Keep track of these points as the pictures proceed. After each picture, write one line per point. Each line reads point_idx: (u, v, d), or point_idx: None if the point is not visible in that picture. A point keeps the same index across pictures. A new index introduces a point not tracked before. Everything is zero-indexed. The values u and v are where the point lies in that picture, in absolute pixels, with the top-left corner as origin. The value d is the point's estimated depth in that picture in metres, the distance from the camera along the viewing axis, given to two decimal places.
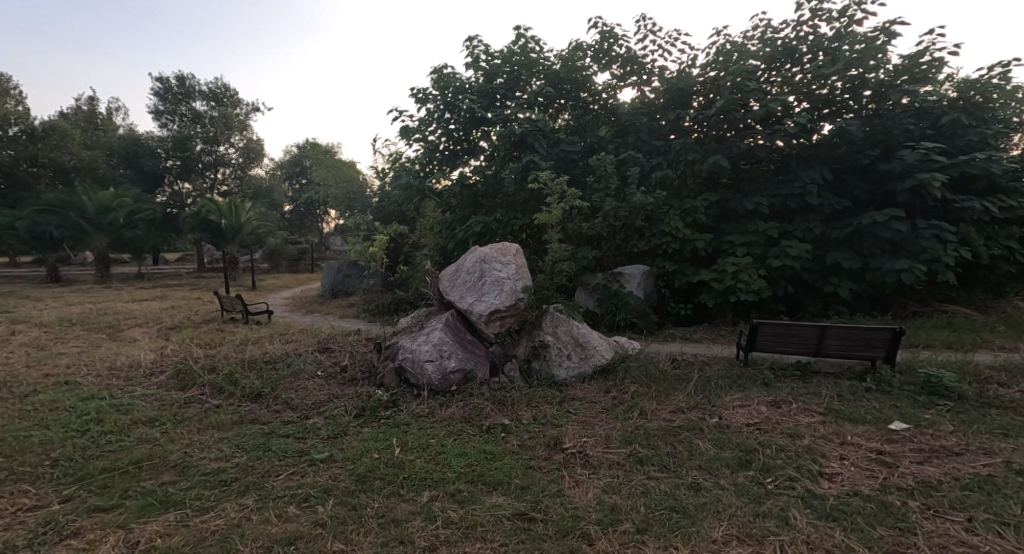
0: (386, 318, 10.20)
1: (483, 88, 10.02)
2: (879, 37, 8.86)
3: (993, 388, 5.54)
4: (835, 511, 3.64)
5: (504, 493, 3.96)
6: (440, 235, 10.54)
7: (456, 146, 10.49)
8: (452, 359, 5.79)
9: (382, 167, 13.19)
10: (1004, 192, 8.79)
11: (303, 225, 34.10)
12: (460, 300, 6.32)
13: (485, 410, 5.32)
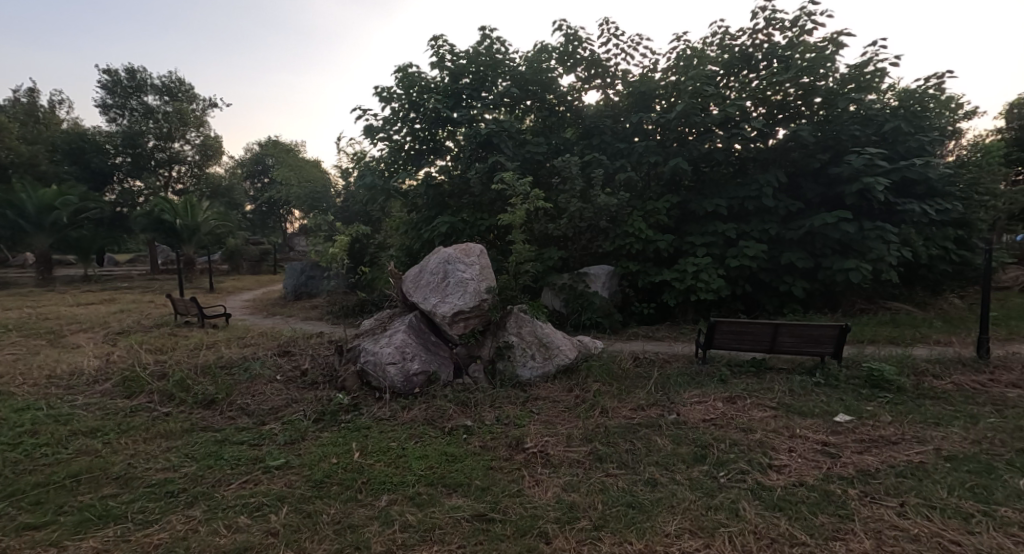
0: (348, 321, 10.08)
1: (450, 87, 9.92)
2: (829, 46, 9.22)
3: (930, 380, 5.84)
4: (782, 501, 3.78)
5: (464, 494, 3.96)
6: (405, 235, 10.46)
7: (422, 146, 10.38)
8: (415, 361, 5.76)
9: (347, 167, 13.00)
10: (942, 196, 9.26)
11: (266, 225, 33.47)
12: (423, 301, 6.30)
13: (448, 412, 5.31)
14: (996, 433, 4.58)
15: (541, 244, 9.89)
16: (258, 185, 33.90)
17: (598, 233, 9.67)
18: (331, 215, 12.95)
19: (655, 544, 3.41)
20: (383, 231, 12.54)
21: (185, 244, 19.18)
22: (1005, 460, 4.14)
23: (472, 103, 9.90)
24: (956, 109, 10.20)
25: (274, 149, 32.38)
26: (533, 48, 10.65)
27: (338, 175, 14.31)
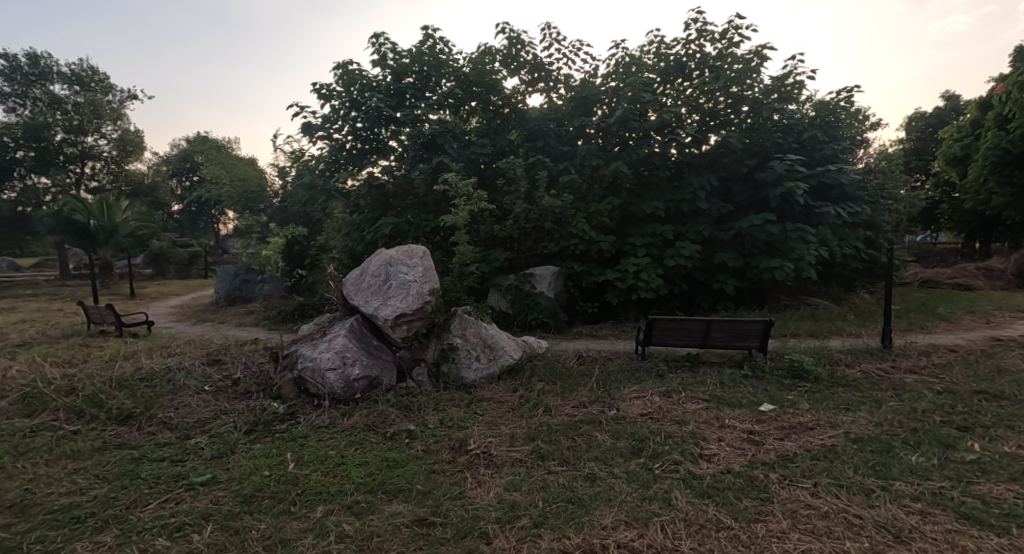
0: (285, 326, 9.83)
1: (392, 86, 9.77)
2: (755, 58, 9.76)
3: (842, 368, 6.30)
4: (711, 489, 3.98)
5: (404, 500, 3.96)
6: (347, 236, 10.27)
7: (364, 145, 10.20)
8: (355, 366, 5.69)
9: (282, 167, 12.63)
10: (855, 199, 9.98)
11: (195, 226, 32.16)
12: (364, 304, 6.24)
13: (390, 417, 5.29)
14: (898, 416, 4.98)
15: (485, 246, 9.94)
16: (186, 184, 32.53)
17: (543, 235, 9.81)
18: (266, 216, 12.55)
19: (591, 536, 3.50)
20: (322, 234, 12.29)
21: (102, 247, 18.12)
22: (904, 438, 4.53)
23: (415, 103, 9.80)
24: (864, 121, 11.07)
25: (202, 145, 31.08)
26: (477, 51, 10.73)
27: (273, 172, 13.86)
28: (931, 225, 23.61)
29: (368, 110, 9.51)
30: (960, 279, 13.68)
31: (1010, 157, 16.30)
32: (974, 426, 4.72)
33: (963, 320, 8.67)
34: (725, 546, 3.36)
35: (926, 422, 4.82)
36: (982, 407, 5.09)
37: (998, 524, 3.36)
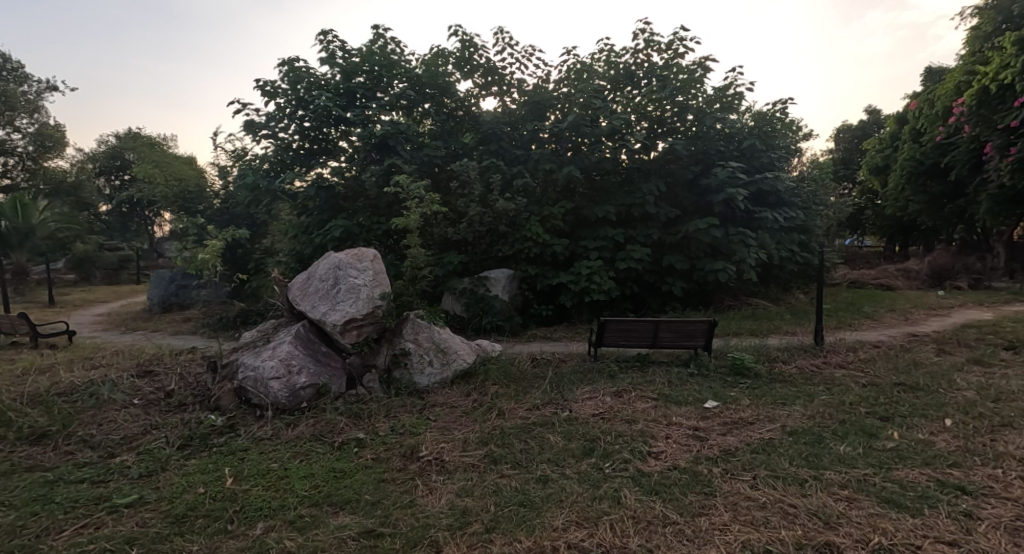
0: (225, 334, 9.50)
1: (342, 86, 9.58)
2: (699, 69, 10.14)
3: (779, 364, 6.63)
4: (658, 485, 4.11)
5: (351, 512, 3.88)
6: (294, 240, 10.03)
7: (312, 145, 9.98)
8: (301, 374, 5.57)
9: (222, 167, 12.18)
10: (792, 204, 10.52)
11: (126, 227, 30.69)
12: (311, 310, 6.11)
13: (338, 426, 5.20)
14: (829, 408, 5.26)
15: (437, 249, 9.89)
16: (116, 184, 31.00)
17: (496, 238, 9.86)
18: (205, 218, 12.08)
19: (543, 538, 3.54)
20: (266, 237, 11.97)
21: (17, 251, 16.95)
22: (833, 429, 4.80)
23: (366, 104, 9.64)
24: (797, 131, 11.68)
25: (131, 141, 29.60)
26: (429, 53, 10.69)
27: (214, 169, 13.21)
28: (855, 229, 25.11)
29: (317, 109, 9.29)
30: (881, 279, 14.61)
31: (924, 168, 17.60)
32: (894, 415, 5.05)
33: (886, 318, 9.26)
34: (671, 541, 3.46)
35: (852, 414, 5.12)
36: (901, 397, 5.46)
37: (915, 507, 3.61)
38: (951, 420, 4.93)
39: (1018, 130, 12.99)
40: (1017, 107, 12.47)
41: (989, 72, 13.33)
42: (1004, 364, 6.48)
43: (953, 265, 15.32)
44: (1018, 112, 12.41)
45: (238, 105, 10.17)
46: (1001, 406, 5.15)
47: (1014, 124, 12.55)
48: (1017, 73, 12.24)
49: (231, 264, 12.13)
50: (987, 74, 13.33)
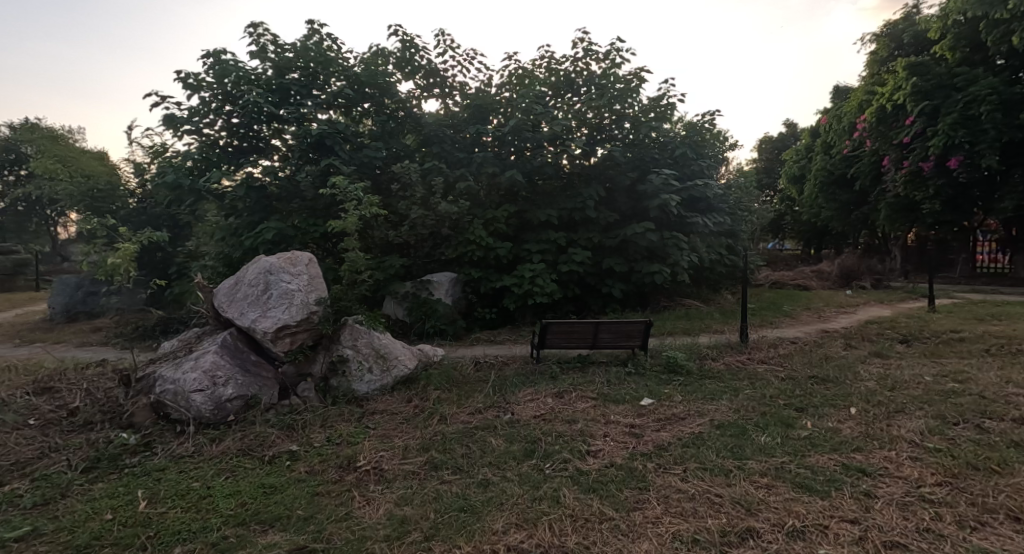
0: (142, 345, 8.96)
1: (274, 82, 9.17)
2: (634, 80, 10.53)
3: (709, 361, 6.95)
4: (596, 483, 4.23)
5: (281, 528, 3.73)
6: (222, 243, 9.60)
7: (240, 142, 9.60)
8: (228, 386, 5.31)
9: (139, 164, 11.50)
10: (721, 210, 11.06)
11: (25, 229, 28.41)
12: (240, 317, 5.80)
13: (270, 438, 5.01)
14: (752, 402, 5.56)
15: (378, 252, 9.74)
16: (14, 180, 28.64)
17: (439, 241, 9.84)
18: (118, 220, 11.37)
19: (482, 542, 3.57)
20: (188, 241, 11.42)
21: None
22: (755, 421, 5.08)
23: (300, 101, 9.35)
24: (724, 141, 12.32)
25: (27, 132, 27.26)
26: (369, 52, 10.56)
27: (130, 166, 12.45)
28: (775, 233, 26.56)
29: (246, 104, 8.91)
30: (799, 280, 15.53)
31: (836, 177, 18.96)
32: (807, 406, 5.39)
33: (803, 315, 9.87)
34: (606, 537, 3.57)
35: (772, 406, 5.44)
36: (813, 389, 5.84)
37: (824, 490, 3.88)
38: (857, 408, 5.32)
39: (908, 145, 15.04)
40: (909, 125, 14.52)
41: (886, 93, 15.27)
42: (900, 356, 7.07)
43: (861, 266, 16.47)
44: (910, 129, 14.48)
45: (157, 97, 9.67)
46: (896, 394, 5.62)
47: (907, 139, 14.59)
48: (909, 95, 14.21)
49: (147, 270, 11.47)
50: (885, 94, 15.22)
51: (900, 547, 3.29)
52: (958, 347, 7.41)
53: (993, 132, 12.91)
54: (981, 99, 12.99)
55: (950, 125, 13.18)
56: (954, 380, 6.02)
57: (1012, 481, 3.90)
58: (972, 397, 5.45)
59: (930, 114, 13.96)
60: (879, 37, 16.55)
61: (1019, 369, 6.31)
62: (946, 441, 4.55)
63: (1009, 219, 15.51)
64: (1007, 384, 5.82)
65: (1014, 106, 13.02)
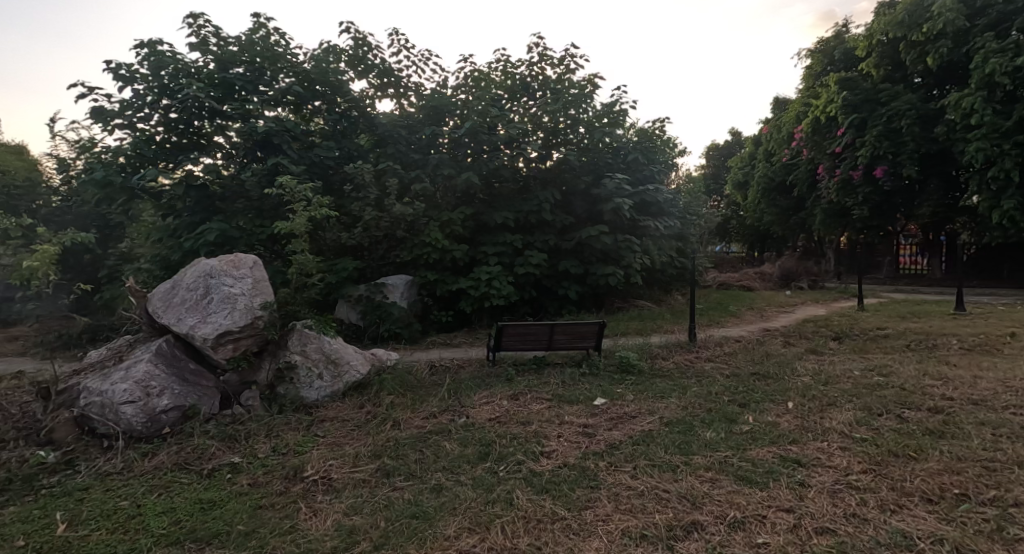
0: (67, 354, 8.42)
1: (216, 76, 8.79)
2: (587, 86, 10.69)
3: (659, 360, 7.09)
4: (549, 483, 4.23)
5: (221, 545, 3.58)
6: (158, 244, 9.15)
7: (181, 138, 9.04)
8: (162, 397, 5.07)
9: (65, 160, 10.81)
10: (671, 213, 11.34)
11: None
12: (177, 323, 5.54)
13: (209, 451, 4.81)
14: (699, 399, 5.70)
15: (330, 255, 9.49)
16: None
17: (394, 243, 9.68)
18: (40, 220, 10.69)
19: (434, 549, 3.52)
20: (120, 242, 10.84)
21: None
22: (701, 418, 5.20)
23: (245, 97, 8.97)
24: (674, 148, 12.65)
25: None
26: (320, 49, 10.32)
27: (53, 163, 11.79)
28: (722, 236, 27.33)
29: (184, 98, 8.41)
30: (745, 282, 16.02)
31: (777, 183, 19.73)
32: (749, 401, 5.56)
33: (746, 315, 10.18)
34: (557, 536, 3.58)
35: (717, 402, 5.58)
36: (754, 385, 6.03)
37: (763, 482, 4.01)
38: (794, 402, 5.52)
39: (840, 156, 15.74)
40: (839, 136, 15.22)
41: (820, 106, 15.96)
42: (832, 352, 7.39)
43: (799, 268, 17.17)
44: (840, 141, 15.16)
45: (83, 88, 9.06)
46: (828, 388, 5.87)
47: (838, 150, 15.29)
48: (840, 108, 14.89)
49: (72, 274, 10.78)
50: (818, 108, 15.95)
51: (830, 533, 3.42)
52: (883, 343, 7.81)
53: (912, 144, 13.78)
54: (901, 113, 13.92)
55: (876, 137, 13.94)
56: (878, 374, 6.33)
57: (927, 465, 4.12)
58: (894, 390, 5.74)
59: (858, 127, 14.67)
60: (811, 54, 18.07)
61: (935, 363, 6.70)
62: (872, 432, 4.77)
63: (926, 224, 16.53)
64: (926, 376, 6.17)
65: (930, 120, 14.15)
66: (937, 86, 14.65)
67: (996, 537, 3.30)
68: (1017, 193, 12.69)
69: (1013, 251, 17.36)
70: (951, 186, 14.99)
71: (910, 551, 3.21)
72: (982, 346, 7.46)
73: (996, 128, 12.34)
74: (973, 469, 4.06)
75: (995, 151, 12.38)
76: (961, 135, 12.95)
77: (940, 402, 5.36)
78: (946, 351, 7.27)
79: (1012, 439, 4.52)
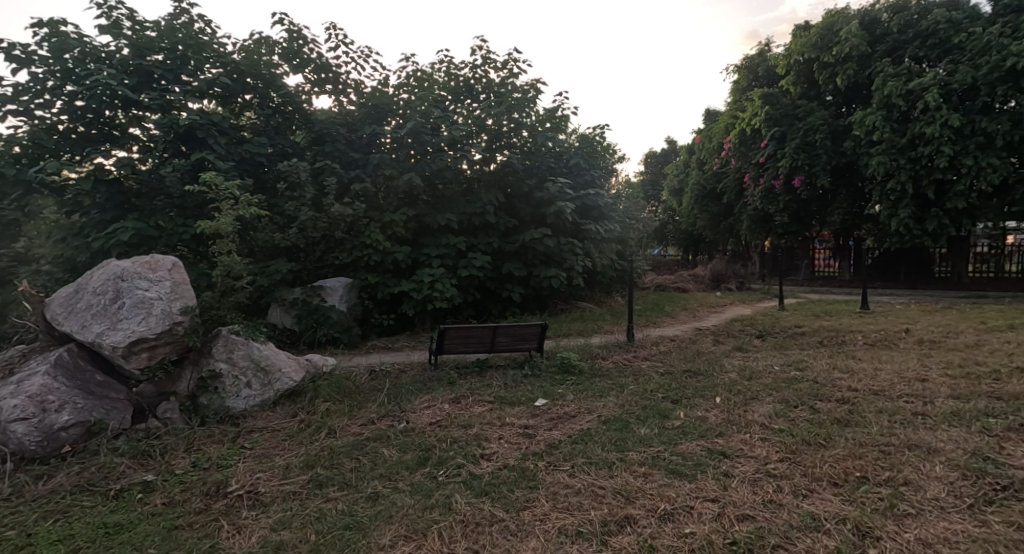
0: None
1: (131, 62, 8.16)
2: (531, 91, 10.73)
3: (598, 360, 7.14)
4: (488, 486, 4.13)
5: None
6: (62, 243, 8.39)
7: (89, 128, 8.29)
8: (61, 412, 4.65)
9: None
10: (611, 215, 11.51)
11: None
12: (81, 331, 5.10)
13: (118, 469, 4.45)
14: (636, 397, 5.75)
15: (262, 256, 9.03)
16: None
17: (332, 244, 9.34)
18: None
19: None
20: None
21: None
22: (636, 415, 5.24)
23: (166, 87, 8.41)
24: (614, 153, 12.91)
25: None
26: (250, 40, 9.85)
27: None
28: (659, 240, 27.96)
29: (93, 85, 7.73)
30: (681, 283, 16.45)
31: (706, 191, 20.47)
32: (681, 397, 5.66)
33: (679, 315, 10.45)
34: (496, 539, 3.50)
35: (651, 399, 5.66)
36: (686, 382, 6.15)
37: (692, 474, 4.07)
38: (722, 397, 5.66)
39: (763, 165, 16.60)
40: (763, 147, 16.02)
41: (745, 118, 16.85)
42: (756, 349, 7.66)
43: (728, 270, 17.76)
44: (763, 152, 16.01)
45: None
46: (751, 383, 6.05)
47: (761, 160, 16.12)
48: (762, 122, 15.93)
49: None
50: (744, 120, 16.84)
51: (748, 520, 3.52)
52: (799, 339, 8.18)
53: (824, 157, 14.69)
54: (816, 128, 14.89)
55: (794, 149, 14.88)
56: (794, 368, 6.62)
57: (835, 452, 4.30)
58: (808, 383, 5.99)
59: (779, 139, 15.64)
60: (738, 69, 18.74)
61: (843, 357, 7.07)
62: (788, 423, 4.94)
63: (839, 231, 17.54)
64: (835, 369, 6.48)
65: (841, 135, 15.12)
66: (845, 104, 15.67)
67: (888, 514, 3.50)
68: (911, 203, 13.54)
69: (908, 253, 18.57)
70: (857, 197, 15.95)
71: (819, 532, 3.36)
72: (882, 341, 7.96)
73: (893, 144, 13.34)
74: (871, 453, 4.26)
75: (893, 165, 13.35)
76: (865, 149, 13.94)
77: (847, 393, 5.62)
78: (853, 346, 7.70)
79: (905, 425, 4.79)
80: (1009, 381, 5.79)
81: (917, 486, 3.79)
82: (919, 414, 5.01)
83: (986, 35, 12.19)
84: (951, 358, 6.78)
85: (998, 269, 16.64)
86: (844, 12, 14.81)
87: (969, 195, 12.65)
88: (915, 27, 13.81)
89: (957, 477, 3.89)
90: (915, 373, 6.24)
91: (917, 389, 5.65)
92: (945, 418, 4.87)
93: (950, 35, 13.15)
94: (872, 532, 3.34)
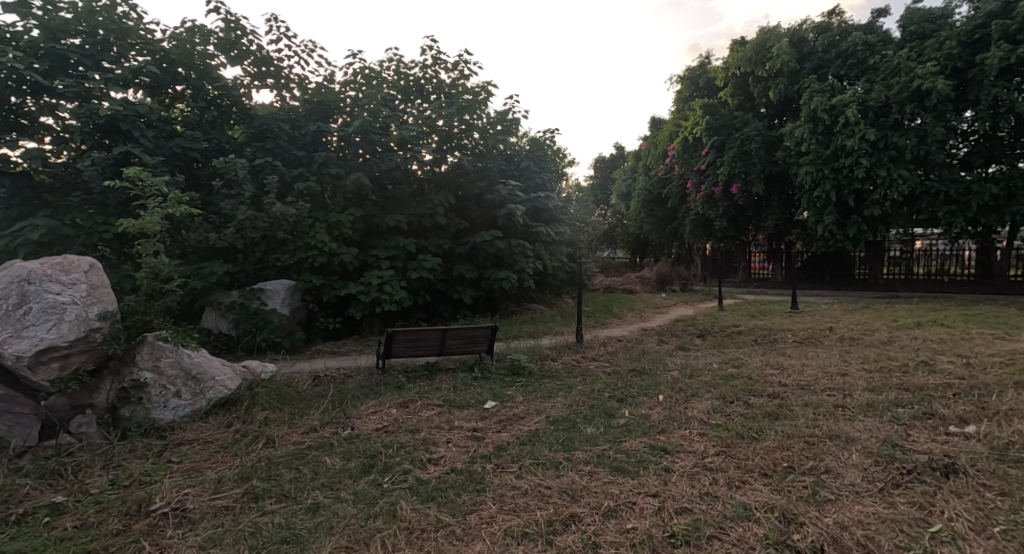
0: None
1: (41, 46, 7.54)
2: (481, 93, 10.62)
3: (548, 361, 7.09)
4: (435, 491, 3.98)
5: None
6: None
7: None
8: None
9: None
10: (561, 216, 11.51)
11: None
12: None
13: (22, 491, 4.06)
14: (584, 397, 5.72)
15: (196, 258, 8.57)
16: None
17: (274, 245, 8.93)
18: None
19: None
20: None
21: None
22: (583, 415, 5.19)
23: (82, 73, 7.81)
24: (563, 156, 12.94)
25: None
26: (183, 28, 9.32)
27: None
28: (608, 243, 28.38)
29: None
30: (629, 285, 16.70)
31: (651, 196, 20.88)
32: (626, 397, 5.66)
33: (625, 315, 10.54)
34: (441, 545, 3.36)
35: (598, 399, 5.64)
36: (631, 381, 6.18)
37: (635, 471, 4.05)
38: (664, 395, 5.69)
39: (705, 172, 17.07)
40: (704, 155, 16.50)
41: (688, 126, 17.33)
42: (697, 347, 7.80)
43: (673, 273, 18.15)
44: (705, 159, 16.48)
45: None
46: (691, 380, 6.13)
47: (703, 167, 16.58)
48: (703, 130, 16.38)
49: None
50: (687, 128, 17.30)
51: (686, 513, 3.51)
52: (736, 338, 8.38)
53: (759, 165, 15.25)
54: (750, 138, 15.40)
55: (732, 157, 15.37)
56: (731, 365, 6.76)
57: (767, 444, 4.37)
58: (744, 379, 6.12)
59: (718, 147, 16.13)
60: (681, 79, 19.25)
61: (775, 354, 7.28)
62: (724, 418, 5.01)
63: (772, 236, 18.26)
64: (768, 366, 6.65)
65: (777, 143, 15.71)
66: (778, 116, 16.24)
67: (812, 501, 3.57)
68: (835, 210, 14.20)
69: (831, 257, 19.31)
70: (788, 204, 16.63)
71: (750, 522, 3.39)
72: (809, 338, 8.26)
73: (819, 155, 13.94)
74: (800, 444, 4.36)
75: (819, 175, 13.95)
76: (795, 159, 14.55)
77: (777, 388, 5.77)
78: (783, 343, 7.95)
79: (829, 417, 4.93)
80: (919, 374, 6.07)
81: (837, 473, 3.90)
82: (840, 407, 5.18)
83: (897, 57, 13.13)
84: (869, 354, 7.08)
85: (908, 271, 17.43)
86: (775, 30, 15.41)
87: (885, 203, 13.34)
88: (837, 46, 14.54)
89: (871, 463, 4.01)
90: (837, 368, 6.48)
91: (838, 383, 5.84)
92: (862, 409, 5.05)
93: (867, 56, 13.92)
94: (797, 518, 3.39)
